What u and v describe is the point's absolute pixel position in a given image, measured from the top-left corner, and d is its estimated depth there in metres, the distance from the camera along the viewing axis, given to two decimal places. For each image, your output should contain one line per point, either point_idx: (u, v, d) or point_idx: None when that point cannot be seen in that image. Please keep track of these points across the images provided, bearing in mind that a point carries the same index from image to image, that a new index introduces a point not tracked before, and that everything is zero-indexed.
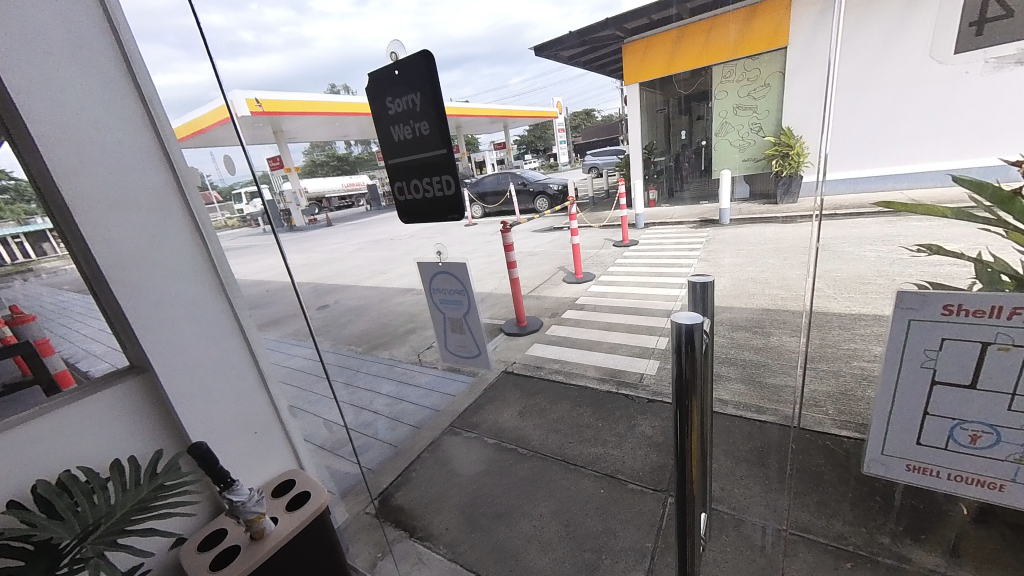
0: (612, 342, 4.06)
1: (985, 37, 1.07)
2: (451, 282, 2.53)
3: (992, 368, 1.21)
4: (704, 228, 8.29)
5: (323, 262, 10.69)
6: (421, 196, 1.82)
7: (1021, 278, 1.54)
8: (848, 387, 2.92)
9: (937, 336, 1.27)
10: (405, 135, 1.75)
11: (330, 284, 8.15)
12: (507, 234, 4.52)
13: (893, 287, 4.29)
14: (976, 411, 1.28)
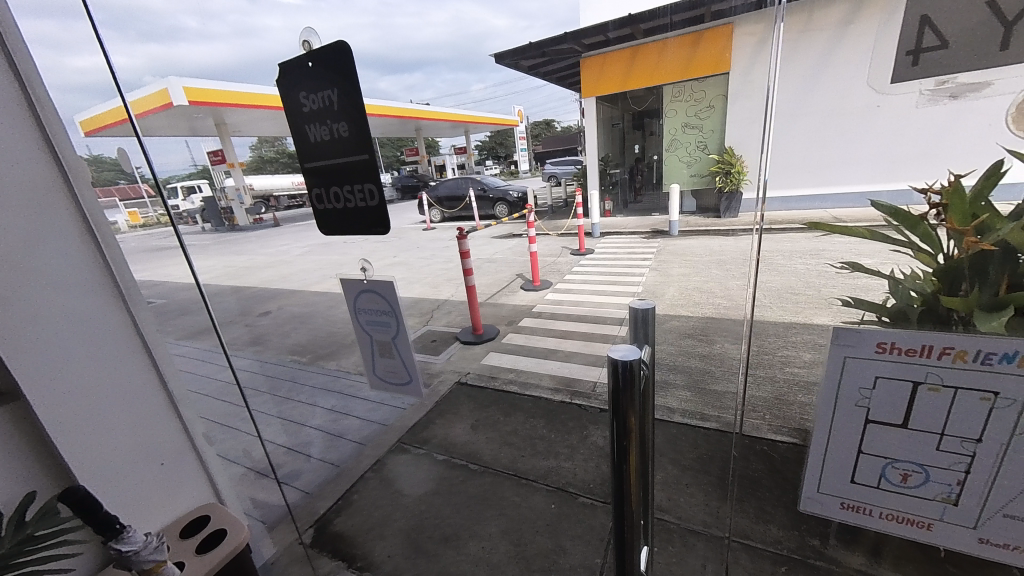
0: (567, 351, 4.08)
1: (920, 66, 1.20)
2: (377, 301, 2.39)
3: (923, 406, 1.31)
4: (655, 239, 8.67)
5: (268, 265, 10.03)
6: (342, 205, 1.76)
7: (927, 295, 1.65)
8: (782, 392, 3.11)
9: (873, 372, 1.36)
10: (324, 137, 1.67)
11: (274, 289, 7.63)
12: (464, 241, 4.42)
13: (821, 298, 4.66)
14: (907, 452, 1.40)
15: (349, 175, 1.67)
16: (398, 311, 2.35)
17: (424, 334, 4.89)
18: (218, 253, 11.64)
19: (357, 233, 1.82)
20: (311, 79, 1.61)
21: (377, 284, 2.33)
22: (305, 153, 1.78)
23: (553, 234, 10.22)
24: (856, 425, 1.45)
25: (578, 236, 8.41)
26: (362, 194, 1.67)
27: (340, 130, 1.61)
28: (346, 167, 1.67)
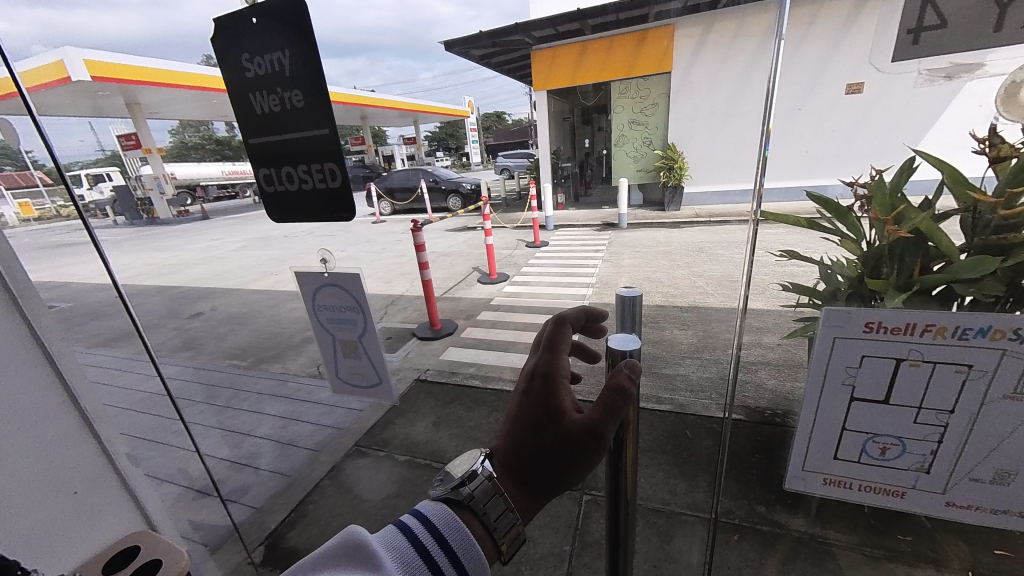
0: (527, 343, 4.09)
1: (921, 46, 1.06)
2: (339, 297, 2.33)
3: (902, 382, 1.37)
4: (607, 231, 8.95)
5: (197, 261, 9.14)
6: (297, 186, 1.64)
7: (852, 278, 1.82)
8: (726, 372, 3.34)
9: (858, 352, 1.38)
10: (276, 108, 1.53)
11: (205, 288, 6.94)
12: (419, 234, 4.27)
13: (755, 284, 5.06)
14: (886, 426, 1.46)
15: (308, 154, 1.56)
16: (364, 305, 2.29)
17: (378, 331, 4.67)
18: (134, 249, 10.39)
19: (315, 220, 1.72)
20: (256, 39, 1.45)
21: (343, 276, 2.31)
22: (251, 125, 1.63)
23: (508, 227, 10.19)
24: (841, 402, 1.48)
25: (533, 229, 8.46)
26: (324, 175, 1.57)
27: (296, 101, 1.49)
28: (303, 145, 1.56)
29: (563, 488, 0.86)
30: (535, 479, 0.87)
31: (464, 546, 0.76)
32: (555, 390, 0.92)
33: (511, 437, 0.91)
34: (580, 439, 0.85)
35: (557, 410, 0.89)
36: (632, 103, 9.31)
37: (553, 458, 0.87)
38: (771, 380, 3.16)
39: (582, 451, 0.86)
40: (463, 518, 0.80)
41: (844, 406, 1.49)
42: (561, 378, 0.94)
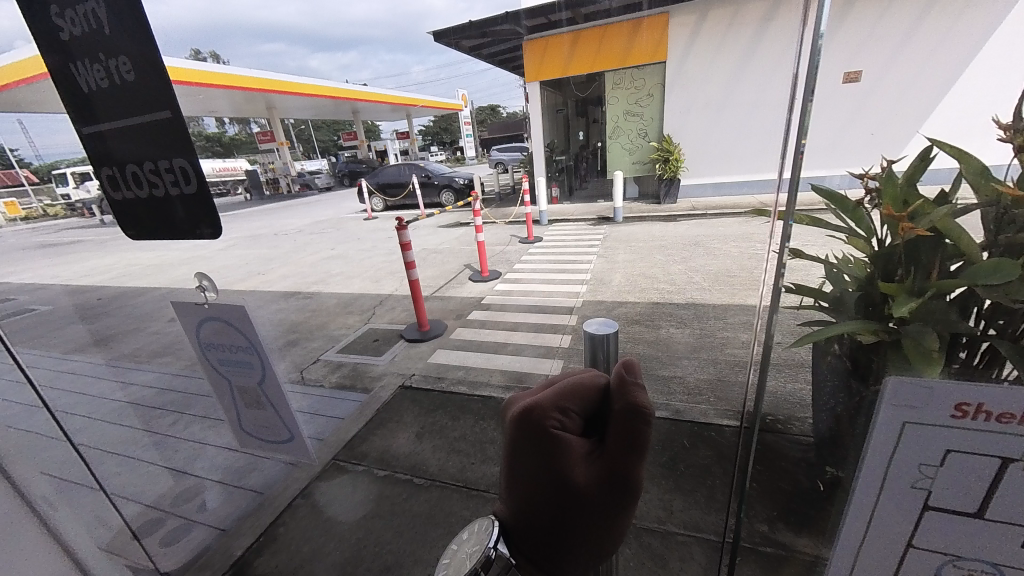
0: (517, 344, 3.95)
1: None
2: (226, 335, 1.98)
3: (1008, 493, 0.81)
4: (601, 226, 8.79)
5: (184, 261, 8.95)
6: (144, 190, 1.32)
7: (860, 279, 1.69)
8: (724, 373, 3.21)
9: (939, 445, 0.84)
10: (102, 86, 1.19)
11: (188, 290, 6.75)
12: (404, 232, 4.10)
13: (752, 279, 4.94)
14: (981, 549, 0.87)
15: (153, 148, 1.24)
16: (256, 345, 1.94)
17: (363, 333, 4.52)
18: (118, 250, 10.14)
19: (175, 236, 1.40)
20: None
21: (224, 308, 1.89)
22: (73, 109, 1.26)
23: (501, 222, 10.02)
24: (906, 515, 0.92)
25: (526, 224, 8.29)
26: (175, 177, 1.26)
27: (123, 73, 1.15)
28: (145, 135, 1.23)
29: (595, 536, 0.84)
30: (567, 532, 0.85)
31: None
32: (555, 446, 0.82)
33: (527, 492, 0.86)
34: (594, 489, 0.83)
35: (570, 457, 0.82)
36: (627, 94, 9.08)
37: (579, 506, 0.83)
38: (771, 382, 3.04)
39: (607, 494, 0.83)
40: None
41: (928, 554, 0.92)
42: (561, 424, 0.84)
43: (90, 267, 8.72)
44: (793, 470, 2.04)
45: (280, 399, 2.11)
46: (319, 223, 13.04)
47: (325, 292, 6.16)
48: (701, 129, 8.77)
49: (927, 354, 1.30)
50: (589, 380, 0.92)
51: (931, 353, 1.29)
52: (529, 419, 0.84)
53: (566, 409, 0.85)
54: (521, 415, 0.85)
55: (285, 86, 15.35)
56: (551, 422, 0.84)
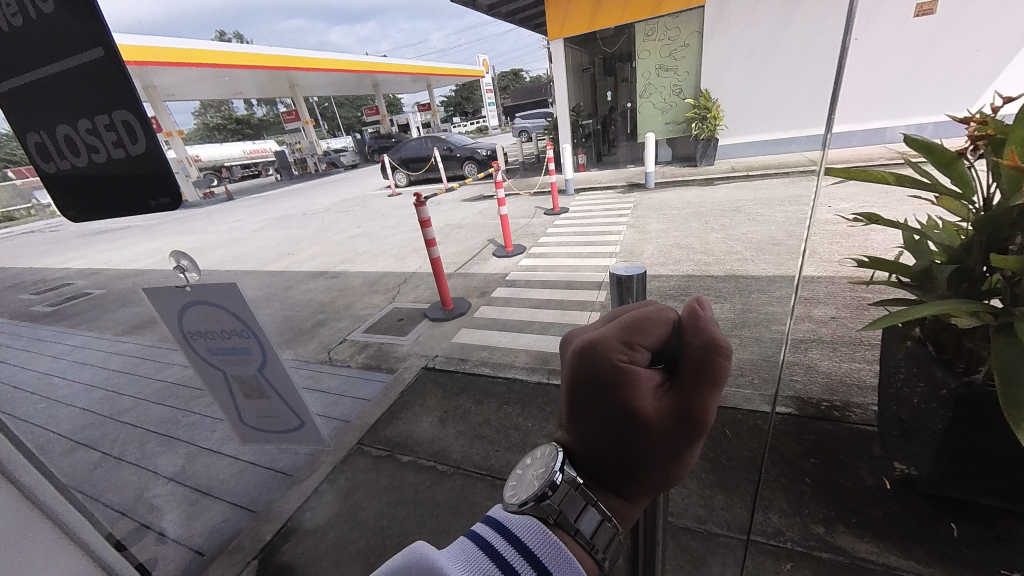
0: (543, 322, 3.80)
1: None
2: (215, 317, 2.03)
3: None
4: (631, 193, 8.33)
5: (220, 244, 9.26)
6: (85, 153, 1.19)
7: (949, 248, 1.44)
8: (770, 353, 2.94)
9: None
10: (14, 22, 1.05)
11: (224, 271, 7.00)
12: (423, 208, 3.96)
13: (801, 247, 4.52)
14: None
15: (85, 101, 1.12)
16: (250, 327, 2.01)
17: (388, 313, 4.50)
18: (161, 234, 10.65)
19: (124, 212, 1.26)
20: None
21: (211, 289, 1.94)
22: None
23: (525, 193, 9.70)
24: None
25: (551, 195, 7.96)
26: (119, 135, 1.14)
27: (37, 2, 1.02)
28: (78, 86, 1.11)
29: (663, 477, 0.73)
30: (637, 476, 0.75)
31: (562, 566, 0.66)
32: (621, 381, 0.72)
33: (591, 431, 0.77)
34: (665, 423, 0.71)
35: (636, 390, 0.72)
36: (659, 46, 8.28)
37: (652, 446, 0.73)
38: (824, 363, 2.75)
39: (684, 438, 0.72)
40: (557, 536, 0.69)
41: None
42: (628, 356, 0.73)
43: (136, 252, 9.21)
44: (853, 465, 1.81)
45: (281, 379, 2.17)
46: (345, 201, 13.14)
47: (351, 271, 6.20)
48: None
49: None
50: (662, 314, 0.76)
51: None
52: (590, 350, 0.75)
53: (635, 344, 0.73)
54: (583, 348, 0.77)
55: (305, 62, 15.23)
56: (616, 356, 0.74)
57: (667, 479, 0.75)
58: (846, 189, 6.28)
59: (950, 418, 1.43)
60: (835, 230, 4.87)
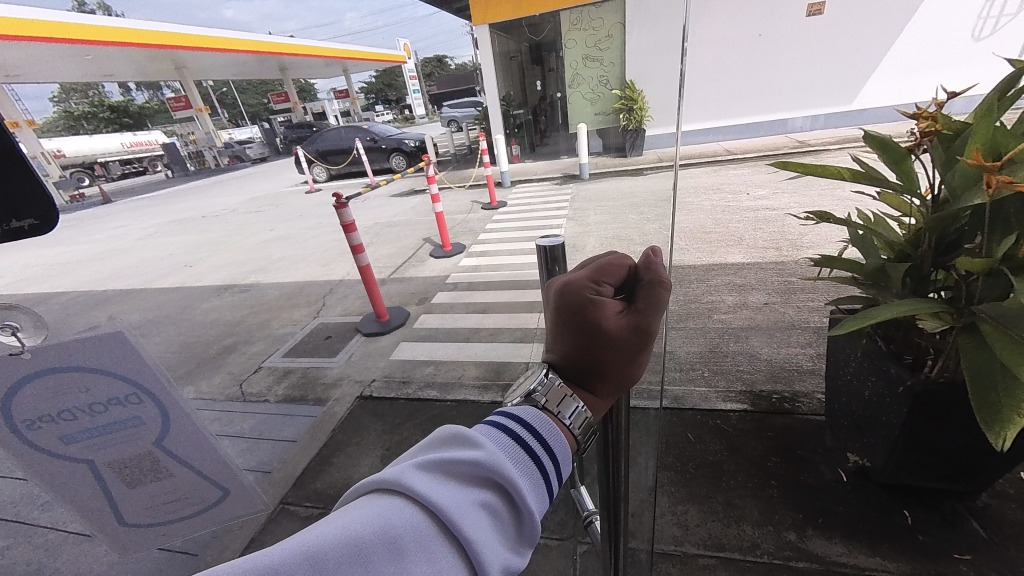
0: (491, 329, 3.61)
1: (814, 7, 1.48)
2: (79, 385, 1.45)
3: None
4: (567, 185, 8.38)
5: (98, 256, 7.80)
6: None
7: (895, 246, 1.42)
8: (715, 343, 3.01)
9: None
10: None
11: (104, 291, 5.93)
12: (344, 210, 3.50)
13: (727, 236, 4.82)
14: None
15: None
16: (147, 383, 1.54)
17: (312, 331, 4.10)
18: (16, 248, 8.74)
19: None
20: None
21: (79, 345, 1.38)
22: None
23: (460, 186, 9.36)
24: None
25: (487, 188, 7.73)
26: None
27: None
28: None
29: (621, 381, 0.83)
30: (604, 380, 0.84)
31: (556, 439, 0.76)
32: (589, 306, 0.80)
33: (565, 361, 0.84)
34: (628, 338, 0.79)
35: (603, 320, 0.79)
36: None
37: (617, 366, 0.82)
38: (767, 350, 2.84)
39: (641, 346, 0.82)
40: (551, 418, 0.78)
41: None
42: (595, 290, 0.81)
43: None
44: (812, 459, 1.83)
45: (195, 446, 1.73)
46: (257, 199, 11.81)
47: (266, 283, 5.53)
48: None
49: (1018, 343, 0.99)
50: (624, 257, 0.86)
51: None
52: (565, 286, 0.83)
53: (601, 279, 0.83)
54: (556, 284, 0.84)
55: (205, 41, 13.45)
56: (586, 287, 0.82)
57: (628, 380, 0.84)
58: (758, 179, 6.85)
59: (905, 414, 1.45)
60: (756, 218, 5.24)
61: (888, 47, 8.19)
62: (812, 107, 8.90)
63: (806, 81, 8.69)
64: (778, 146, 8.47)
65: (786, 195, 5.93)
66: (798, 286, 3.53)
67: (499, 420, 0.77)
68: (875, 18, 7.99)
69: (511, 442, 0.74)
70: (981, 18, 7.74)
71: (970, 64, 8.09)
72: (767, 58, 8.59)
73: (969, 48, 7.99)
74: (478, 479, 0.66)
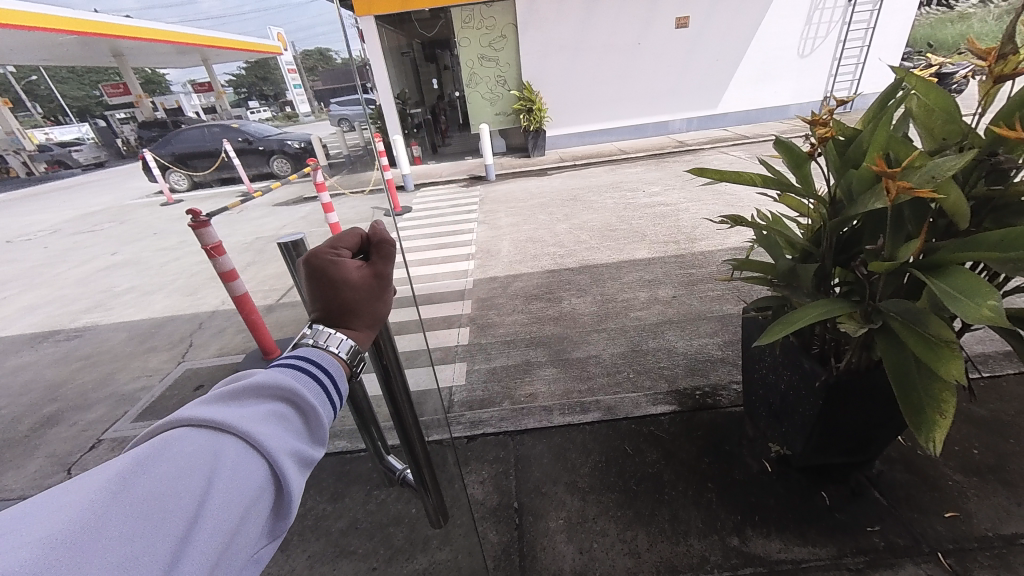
0: (406, 353, 3.29)
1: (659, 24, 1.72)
2: None
3: None
4: (475, 187, 8.23)
5: None
6: None
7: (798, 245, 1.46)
8: (635, 341, 3.08)
9: None
10: None
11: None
12: (205, 230, 2.80)
13: (631, 232, 5.12)
14: None
15: None
16: None
17: (176, 381, 3.30)
18: None
19: None
20: None
21: None
22: None
23: (358, 191, 8.60)
24: None
25: (390, 193, 7.20)
26: None
27: None
28: None
29: (373, 314, 1.04)
30: (360, 316, 1.02)
31: (325, 360, 0.92)
32: (333, 266, 0.97)
33: (325, 314, 1.00)
34: (365, 284, 1.00)
35: (346, 275, 0.98)
36: (479, 34, 9.02)
37: (369, 309, 1.03)
38: (681, 344, 2.97)
39: (378, 287, 1.04)
40: (325, 350, 0.94)
41: None
42: (334, 253, 0.99)
43: None
44: (739, 453, 1.89)
45: None
46: (91, 215, 9.51)
47: (107, 323, 4.40)
48: (559, 72, 9.38)
49: (935, 346, 1.05)
50: (349, 233, 1.08)
51: (947, 347, 1.03)
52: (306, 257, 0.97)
53: (335, 247, 1.01)
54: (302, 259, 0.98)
55: None
56: (325, 253, 0.99)
57: (378, 312, 1.05)
58: (649, 176, 7.45)
59: (819, 407, 1.50)
60: (654, 214, 5.65)
61: (739, 60, 9.53)
62: (686, 110, 9.99)
63: (680, 87, 9.71)
64: (662, 146, 9.34)
65: (675, 191, 6.50)
66: (698, 278, 3.83)
67: (288, 354, 0.91)
68: (728, 34, 9.23)
69: (299, 370, 0.89)
70: (803, 39, 9.39)
71: (798, 76, 9.79)
72: (646, 65, 9.42)
73: (796, 64, 9.66)
74: (263, 398, 0.80)
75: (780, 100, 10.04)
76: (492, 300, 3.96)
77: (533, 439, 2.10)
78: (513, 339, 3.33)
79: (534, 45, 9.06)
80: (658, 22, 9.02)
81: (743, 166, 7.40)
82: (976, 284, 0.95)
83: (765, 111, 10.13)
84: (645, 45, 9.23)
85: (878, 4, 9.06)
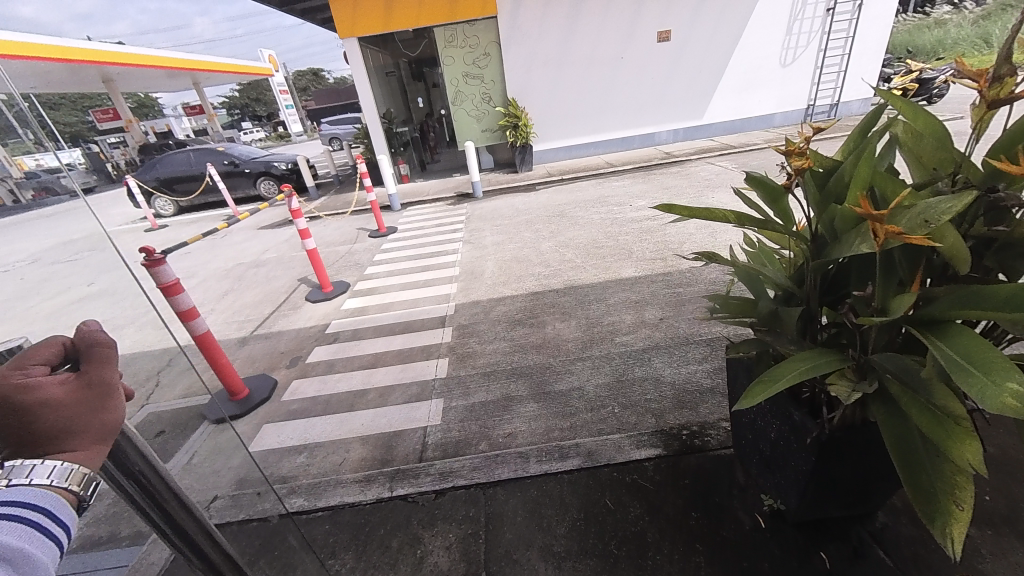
0: (380, 389, 3.13)
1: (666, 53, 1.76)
2: None
3: None
4: (461, 204, 8.14)
5: None
6: None
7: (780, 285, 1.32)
8: (621, 371, 2.91)
9: None
10: None
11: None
12: (159, 268, 2.65)
13: (617, 249, 5.00)
14: None
15: None
16: None
17: (135, 427, 3.07)
18: None
19: None
20: None
21: None
22: None
23: (343, 211, 8.48)
24: None
25: (373, 214, 7.08)
26: None
27: None
28: None
29: (100, 429, 0.91)
30: (75, 436, 0.88)
31: (24, 500, 0.78)
32: (19, 389, 0.83)
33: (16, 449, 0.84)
34: (71, 398, 0.88)
35: (40, 396, 0.84)
36: (462, 53, 9.03)
37: (93, 423, 0.90)
38: (668, 373, 2.81)
39: (100, 397, 0.92)
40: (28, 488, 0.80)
41: None
42: (21, 375, 0.85)
43: None
44: (729, 506, 1.72)
45: None
46: None
47: None
48: (543, 87, 9.39)
49: (942, 422, 0.94)
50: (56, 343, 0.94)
51: (959, 427, 0.92)
52: None
53: (26, 364, 0.87)
54: None
55: None
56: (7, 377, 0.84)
57: (108, 424, 0.92)
58: (636, 190, 7.38)
59: (812, 462, 1.35)
60: (641, 229, 5.54)
61: (722, 70, 9.58)
62: (672, 121, 10.00)
63: (665, 99, 9.73)
64: (649, 157, 9.31)
65: (663, 205, 6.42)
66: (685, 297, 3.69)
67: None
68: (709, 46, 9.30)
69: None
70: (784, 48, 9.46)
71: (782, 85, 9.84)
72: (630, 78, 9.45)
73: (779, 73, 9.71)
74: None
75: (764, 109, 10.09)
76: (472, 326, 3.79)
77: (506, 492, 1.94)
78: (492, 370, 3.16)
79: (517, 62, 9.09)
80: (639, 36, 9.08)
81: (729, 177, 7.35)
82: (991, 362, 0.86)
83: (750, 120, 10.16)
84: (627, 58, 9.26)
85: (856, 13, 9.16)
